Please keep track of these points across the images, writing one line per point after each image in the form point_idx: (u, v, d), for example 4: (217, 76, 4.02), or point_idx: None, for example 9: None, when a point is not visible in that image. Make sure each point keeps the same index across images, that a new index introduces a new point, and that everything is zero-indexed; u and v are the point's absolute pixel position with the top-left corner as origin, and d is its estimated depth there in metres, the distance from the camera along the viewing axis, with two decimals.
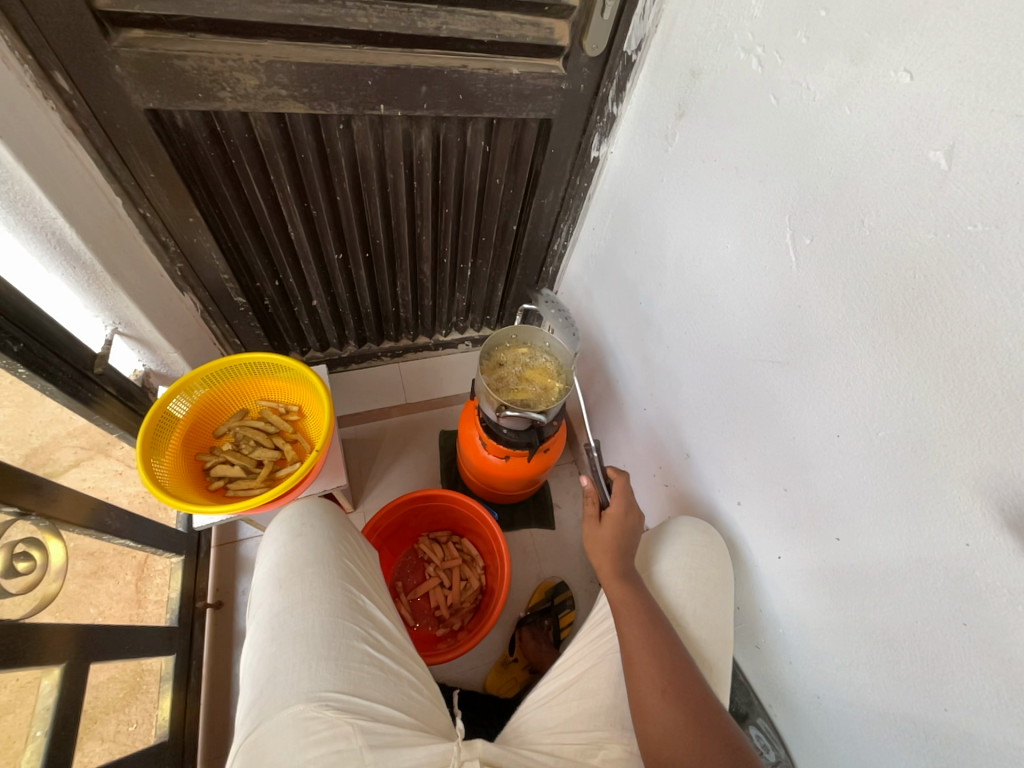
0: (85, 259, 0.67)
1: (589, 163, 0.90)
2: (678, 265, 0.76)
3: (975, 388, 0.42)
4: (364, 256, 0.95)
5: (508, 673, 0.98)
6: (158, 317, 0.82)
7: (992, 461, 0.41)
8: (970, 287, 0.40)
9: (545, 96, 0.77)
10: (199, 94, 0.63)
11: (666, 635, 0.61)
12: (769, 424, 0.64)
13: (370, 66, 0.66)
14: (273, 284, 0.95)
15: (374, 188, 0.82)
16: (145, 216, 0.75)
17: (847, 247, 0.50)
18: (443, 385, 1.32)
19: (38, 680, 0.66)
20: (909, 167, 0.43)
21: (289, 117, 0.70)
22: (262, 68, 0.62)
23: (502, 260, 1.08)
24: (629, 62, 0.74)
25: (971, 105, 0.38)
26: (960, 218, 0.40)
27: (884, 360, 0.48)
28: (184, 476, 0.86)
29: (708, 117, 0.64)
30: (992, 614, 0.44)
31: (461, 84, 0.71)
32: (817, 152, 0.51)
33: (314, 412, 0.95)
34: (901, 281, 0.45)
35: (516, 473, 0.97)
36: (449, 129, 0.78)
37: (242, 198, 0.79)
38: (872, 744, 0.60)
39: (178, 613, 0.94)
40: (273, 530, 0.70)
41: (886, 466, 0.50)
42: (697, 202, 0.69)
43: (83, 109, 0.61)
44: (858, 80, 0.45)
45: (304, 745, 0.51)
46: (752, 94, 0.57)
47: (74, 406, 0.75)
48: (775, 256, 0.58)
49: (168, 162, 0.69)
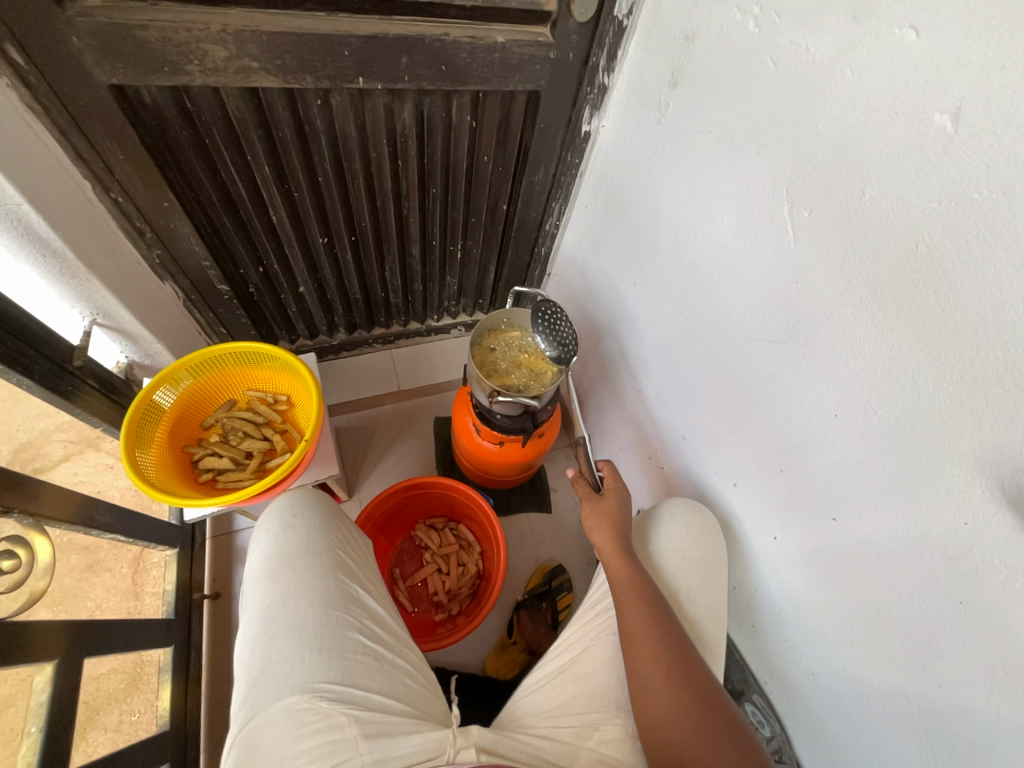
0: (55, 246, 0.64)
1: (580, 138, 0.86)
2: (673, 242, 0.73)
3: (976, 364, 0.40)
4: (350, 239, 0.93)
5: (506, 656, 0.98)
6: (138, 306, 0.79)
7: (993, 437, 0.40)
8: (974, 258, 0.39)
9: (532, 67, 0.73)
10: (165, 68, 0.60)
11: (666, 618, 0.60)
12: (767, 404, 0.63)
13: (346, 34, 0.62)
14: (257, 271, 0.92)
15: (356, 167, 0.79)
16: (117, 201, 0.72)
17: (847, 219, 0.48)
18: (437, 371, 1.30)
19: (30, 678, 0.65)
20: (913, 132, 0.41)
21: (263, 92, 0.66)
22: (231, 38, 0.59)
23: (493, 242, 1.05)
24: (620, 27, 0.70)
25: (980, 62, 0.36)
26: (966, 185, 0.38)
27: (884, 338, 0.47)
28: (171, 469, 0.84)
29: (701, 84, 0.61)
30: (989, 592, 0.43)
31: (444, 54, 0.68)
32: (816, 119, 0.48)
33: (303, 401, 0.93)
34: (903, 253, 0.43)
35: (511, 459, 0.96)
36: (433, 103, 0.75)
37: (219, 180, 0.76)
38: (869, 721, 0.60)
39: (174, 606, 0.94)
40: (263, 521, 0.68)
41: (883, 445, 0.49)
42: (692, 176, 0.66)
43: (41, 85, 0.58)
44: (860, 39, 0.43)
45: (298, 736, 0.51)
46: (748, 58, 0.54)
47: (55, 401, 0.72)
48: (772, 228, 0.56)
49: (137, 142, 0.66)
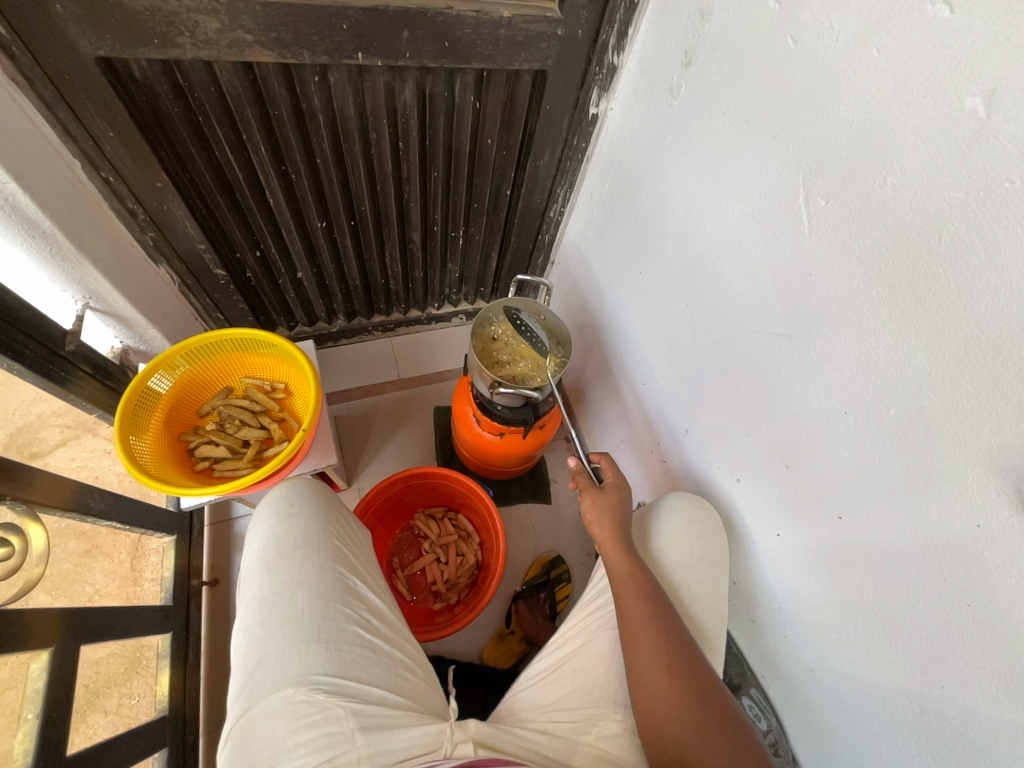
0: (45, 228, 0.62)
1: (587, 121, 0.84)
2: (681, 231, 0.71)
3: (999, 363, 0.38)
4: (349, 223, 0.90)
5: (505, 645, 0.98)
6: (131, 290, 0.77)
7: (1012, 440, 0.39)
8: (1000, 252, 0.37)
9: (539, 44, 0.71)
10: (155, 40, 0.58)
11: (667, 614, 0.59)
12: (775, 399, 0.61)
13: (344, 7, 0.60)
14: (253, 254, 0.90)
15: (356, 149, 0.77)
16: (107, 180, 0.70)
17: (866, 208, 0.46)
18: (436, 360, 1.28)
19: (26, 664, 0.64)
20: (942, 117, 0.38)
21: (257, 68, 0.64)
22: (223, 8, 0.57)
23: (495, 228, 1.02)
24: (631, 4, 0.67)
25: (1020, 40, 0.33)
26: (996, 173, 0.36)
27: (899, 335, 0.45)
28: (167, 456, 0.83)
29: (715, 65, 0.59)
30: (999, 597, 0.42)
31: (447, 30, 0.65)
32: (837, 103, 0.46)
33: (301, 388, 0.91)
34: (925, 245, 0.41)
35: (511, 451, 0.95)
36: (435, 82, 0.72)
37: (213, 159, 0.73)
38: (868, 720, 0.59)
39: (172, 592, 0.93)
40: (260, 511, 0.67)
41: (894, 444, 0.48)
42: (701, 163, 0.64)
43: (25, 57, 0.56)
44: (889, 16, 0.40)
45: (294, 728, 0.51)
46: (767, 38, 0.52)
47: (48, 387, 0.71)
48: (785, 218, 0.54)
49: (127, 119, 0.64)
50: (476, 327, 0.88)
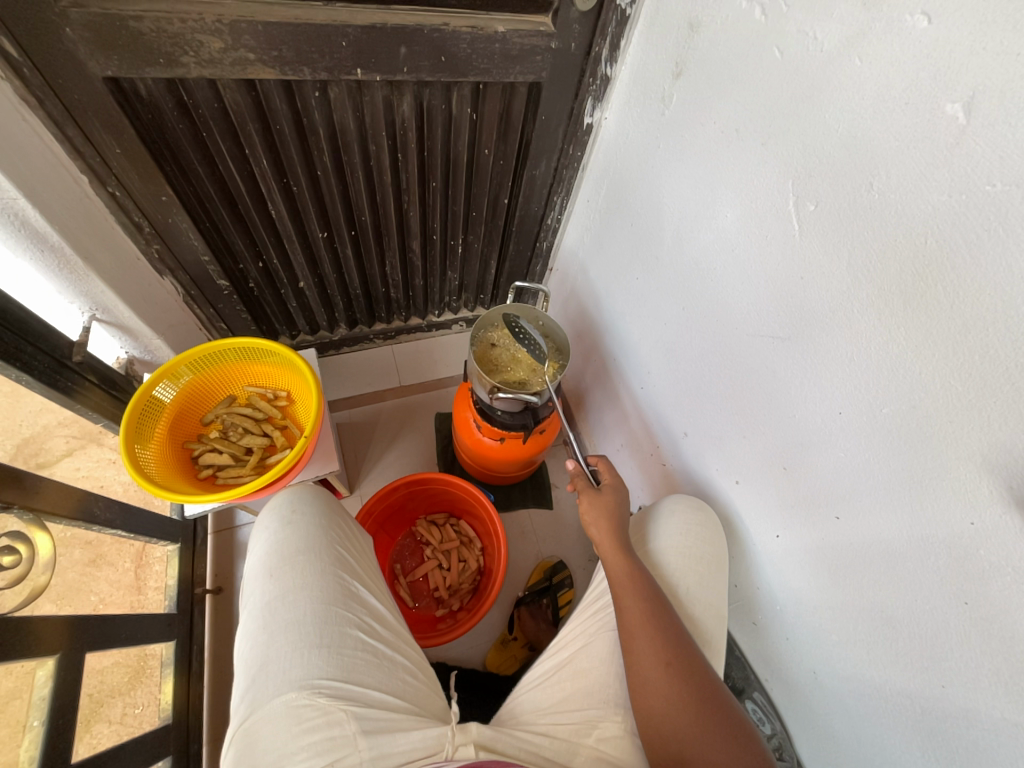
0: (53, 242, 0.63)
1: (582, 131, 0.85)
2: (676, 237, 0.73)
3: (987, 362, 0.39)
4: (350, 234, 0.92)
5: (507, 651, 0.98)
6: (137, 301, 0.79)
7: (1002, 437, 0.39)
8: (985, 253, 0.38)
9: (534, 57, 0.72)
10: (161, 59, 0.59)
11: (666, 614, 0.60)
12: (770, 400, 0.62)
13: (343, 24, 0.62)
14: (256, 265, 0.92)
15: (356, 161, 0.79)
16: (114, 194, 0.72)
17: (854, 212, 0.47)
18: (437, 367, 1.30)
19: (32, 672, 0.65)
20: (923, 123, 0.40)
21: (259, 84, 0.65)
22: (226, 28, 0.58)
23: (493, 236, 1.04)
24: (623, 16, 0.69)
25: (996, 50, 0.34)
26: (977, 177, 0.37)
27: (888, 337, 0.46)
28: (171, 464, 0.84)
29: (705, 74, 0.60)
30: (994, 593, 0.42)
31: (443, 45, 0.67)
32: (823, 111, 0.47)
33: (303, 396, 0.92)
34: (912, 248, 0.42)
35: (512, 456, 0.96)
36: (433, 95, 0.74)
37: (217, 173, 0.75)
38: (871, 722, 0.59)
39: (176, 600, 0.94)
40: (262, 517, 0.68)
41: (887, 444, 0.49)
42: (694, 170, 0.66)
43: (35, 77, 0.57)
44: (871, 26, 0.42)
45: (296, 732, 0.51)
46: (754, 48, 0.53)
47: (54, 397, 0.72)
48: (777, 222, 0.55)
49: (134, 135, 0.66)
50: (475, 331, 0.88)
